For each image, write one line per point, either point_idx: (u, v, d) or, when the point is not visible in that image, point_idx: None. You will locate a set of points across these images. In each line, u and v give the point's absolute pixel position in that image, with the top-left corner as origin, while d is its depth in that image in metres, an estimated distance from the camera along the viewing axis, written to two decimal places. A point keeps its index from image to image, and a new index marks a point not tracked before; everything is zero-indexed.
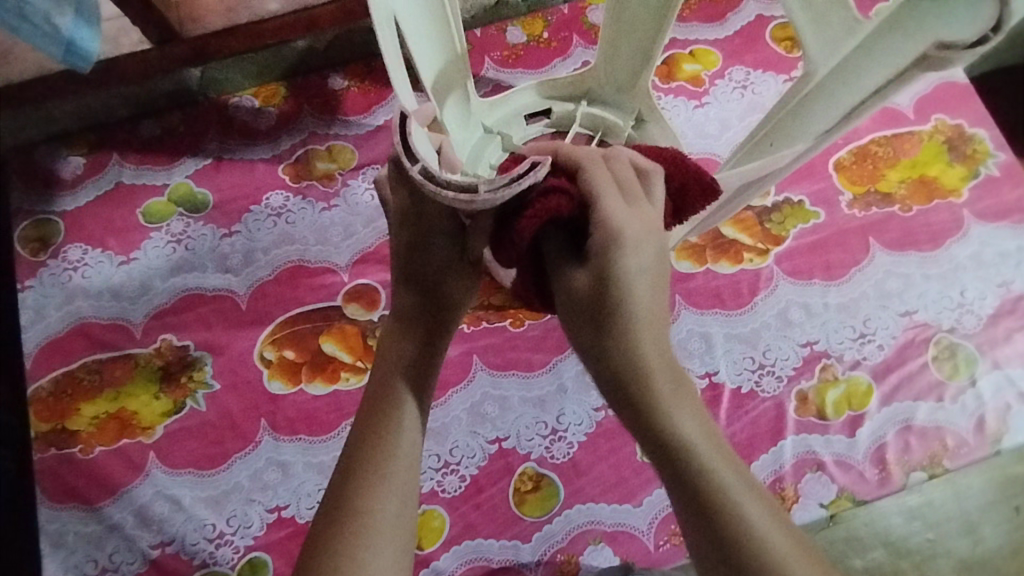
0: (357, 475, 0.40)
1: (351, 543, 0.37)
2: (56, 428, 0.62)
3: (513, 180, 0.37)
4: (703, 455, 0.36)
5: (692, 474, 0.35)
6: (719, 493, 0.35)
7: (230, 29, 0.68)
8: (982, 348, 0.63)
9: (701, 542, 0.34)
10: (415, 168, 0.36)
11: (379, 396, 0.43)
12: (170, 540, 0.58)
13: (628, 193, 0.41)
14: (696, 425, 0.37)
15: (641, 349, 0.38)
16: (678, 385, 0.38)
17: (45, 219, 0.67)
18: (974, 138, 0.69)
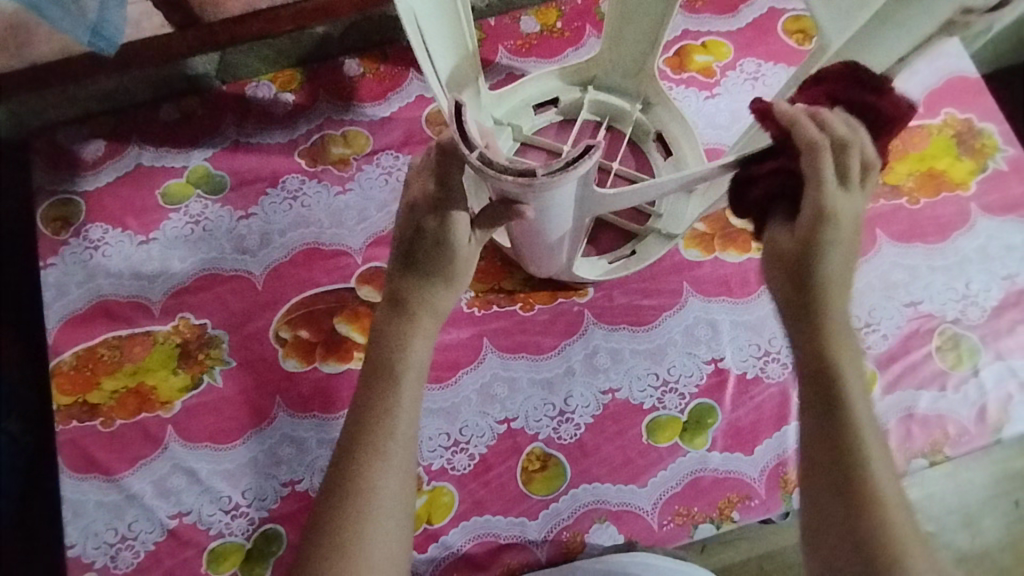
0: (356, 454, 0.44)
1: (357, 519, 0.42)
2: (77, 401, 0.63)
3: (567, 163, 0.41)
4: (858, 417, 0.43)
5: (840, 420, 0.43)
6: (858, 445, 0.42)
7: (253, 14, 0.66)
8: (985, 339, 0.64)
9: (827, 489, 0.42)
10: (473, 155, 0.40)
11: (375, 379, 0.46)
12: (187, 511, 0.60)
13: (847, 179, 0.44)
14: (852, 380, 0.44)
15: (837, 312, 0.45)
16: (846, 357, 0.44)
17: (67, 198, 0.69)
18: (983, 133, 0.70)
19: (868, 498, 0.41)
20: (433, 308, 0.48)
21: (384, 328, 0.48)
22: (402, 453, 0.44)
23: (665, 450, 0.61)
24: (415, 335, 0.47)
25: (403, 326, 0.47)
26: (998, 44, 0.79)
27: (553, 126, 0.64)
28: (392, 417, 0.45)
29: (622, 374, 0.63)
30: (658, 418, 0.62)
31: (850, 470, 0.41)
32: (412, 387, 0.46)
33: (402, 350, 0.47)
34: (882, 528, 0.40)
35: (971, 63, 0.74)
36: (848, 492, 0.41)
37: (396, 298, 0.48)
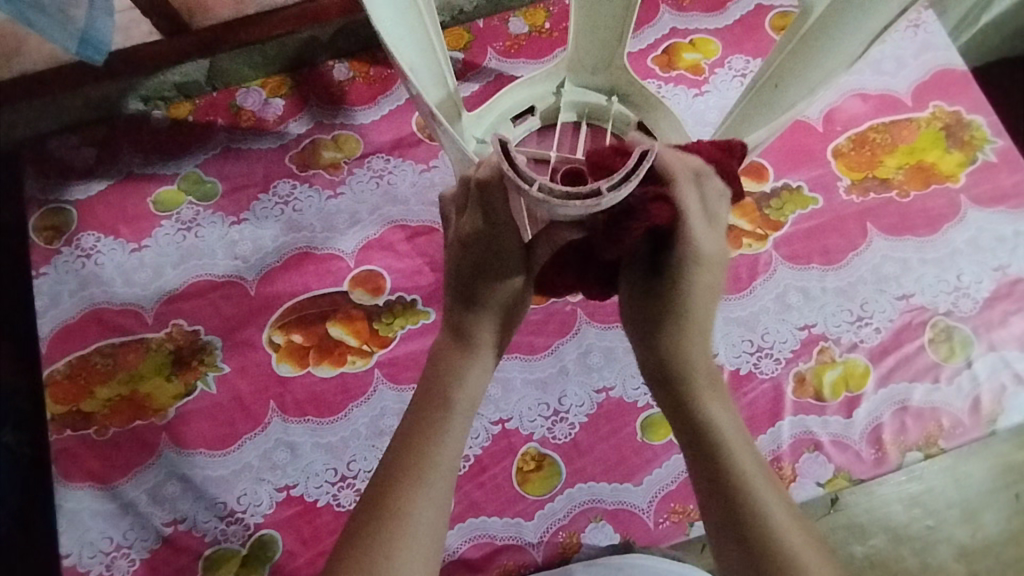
0: (398, 480, 0.43)
1: (390, 543, 0.41)
2: (71, 410, 0.63)
3: (627, 175, 0.43)
4: (722, 429, 0.45)
5: (705, 436, 0.45)
6: (728, 458, 0.44)
7: (242, 21, 0.70)
8: (978, 330, 0.64)
9: (720, 519, 0.43)
10: (535, 189, 0.42)
11: (427, 409, 0.46)
12: (183, 518, 0.60)
13: (710, 212, 0.46)
14: (724, 418, 0.46)
15: (701, 365, 0.47)
16: (707, 380, 0.47)
17: (58, 208, 0.69)
18: (972, 125, 0.70)
19: (744, 499, 0.43)
20: (490, 342, 0.48)
21: (442, 358, 0.48)
22: (443, 484, 0.43)
23: (659, 448, 0.61)
24: (471, 369, 0.47)
25: (461, 360, 0.47)
26: (987, 36, 0.79)
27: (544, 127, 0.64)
28: (441, 447, 0.45)
29: (616, 373, 0.63)
30: (653, 416, 0.62)
31: (727, 478, 0.43)
32: (462, 420, 0.46)
33: (457, 384, 0.46)
34: (763, 521, 0.42)
35: (959, 55, 0.74)
36: (727, 498, 0.43)
37: (453, 331, 0.48)
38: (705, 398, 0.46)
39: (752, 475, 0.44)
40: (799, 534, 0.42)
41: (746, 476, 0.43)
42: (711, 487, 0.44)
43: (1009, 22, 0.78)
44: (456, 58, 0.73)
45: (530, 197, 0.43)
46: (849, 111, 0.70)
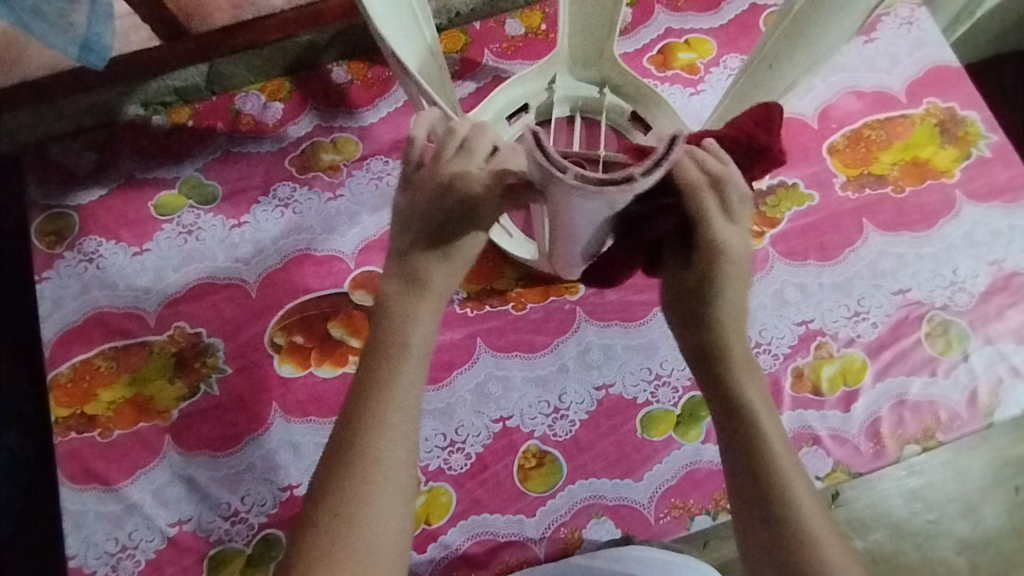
0: (360, 425, 0.46)
1: (362, 486, 0.44)
2: (75, 413, 0.64)
3: (660, 159, 0.42)
4: (766, 427, 0.47)
5: (747, 430, 0.47)
6: (766, 457, 0.46)
7: (236, 26, 0.69)
8: (974, 324, 0.65)
9: (751, 499, 0.45)
10: (570, 178, 0.41)
11: (379, 353, 0.48)
12: (187, 518, 0.61)
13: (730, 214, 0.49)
14: (761, 405, 0.48)
15: (735, 347, 0.50)
16: (749, 379, 0.49)
17: (60, 212, 0.69)
18: (966, 120, 0.71)
19: (783, 497, 0.45)
20: (441, 276, 0.51)
21: (392, 300, 0.50)
22: (404, 421, 0.46)
23: (660, 444, 0.61)
24: (423, 311, 0.50)
25: (412, 299, 0.50)
26: (978, 33, 0.80)
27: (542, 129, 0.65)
28: (396, 390, 0.47)
29: (616, 370, 0.63)
30: (652, 412, 0.62)
31: (767, 474, 0.45)
32: (417, 362, 0.49)
33: (410, 326, 0.49)
34: (799, 518, 0.44)
35: (953, 52, 0.74)
36: (766, 494, 0.45)
37: (404, 275, 0.51)
38: (744, 381, 0.49)
39: (792, 475, 0.45)
40: (832, 534, 0.44)
41: (778, 467, 0.45)
42: (750, 481, 0.46)
43: (1001, 18, 0.78)
44: (454, 60, 0.74)
45: (564, 184, 0.42)
46: (844, 108, 0.71)
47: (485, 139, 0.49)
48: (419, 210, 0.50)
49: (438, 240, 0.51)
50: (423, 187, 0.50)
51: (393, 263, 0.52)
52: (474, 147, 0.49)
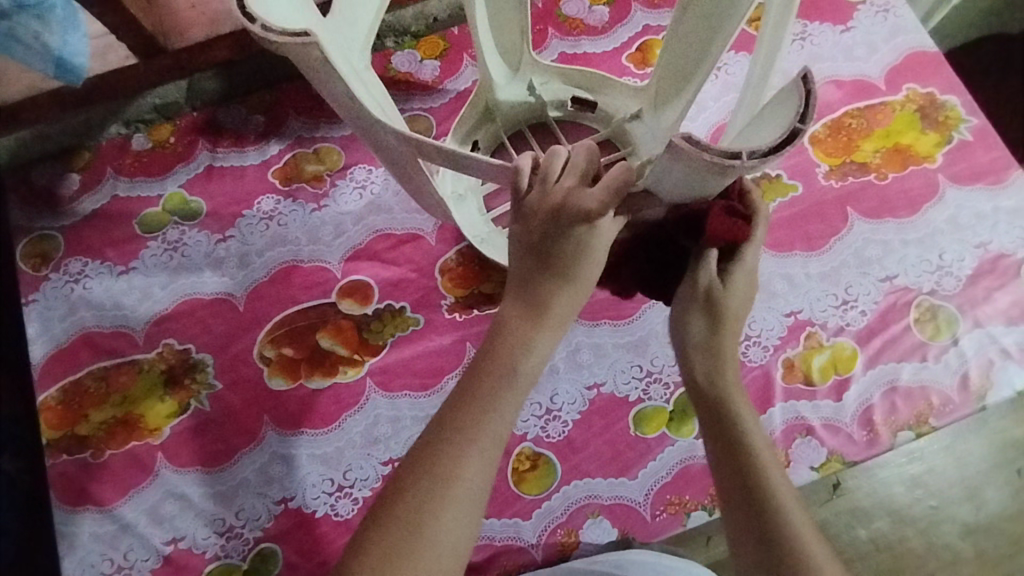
0: (445, 445, 0.42)
1: (433, 505, 0.41)
2: (66, 434, 0.63)
3: (808, 94, 0.37)
4: (748, 427, 0.48)
5: (730, 424, 0.49)
6: (759, 467, 0.46)
7: (212, 40, 0.71)
8: (962, 308, 0.65)
9: (735, 500, 0.46)
10: (750, 162, 0.37)
11: (479, 374, 0.44)
12: (182, 536, 0.60)
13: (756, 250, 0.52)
14: (750, 420, 0.49)
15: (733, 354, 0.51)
16: (742, 402, 0.50)
17: (45, 234, 0.69)
18: (946, 105, 0.71)
19: (768, 496, 0.45)
20: (558, 300, 0.46)
21: (501, 322, 0.46)
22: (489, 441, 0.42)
23: (653, 440, 0.61)
24: (537, 339, 0.45)
25: (526, 326, 0.45)
26: (954, 19, 0.80)
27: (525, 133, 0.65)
28: (491, 412, 0.43)
29: (606, 369, 0.63)
30: (644, 410, 0.62)
31: (744, 466, 0.47)
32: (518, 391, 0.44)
33: (523, 355, 0.44)
34: (782, 512, 0.45)
35: (930, 37, 0.74)
36: (748, 489, 0.46)
37: (525, 301, 0.46)
38: (736, 396, 0.50)
39: (773, 473, 0.46)
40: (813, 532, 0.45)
41: (768, 480, 0.46)
42: (736, 477, 0.47)
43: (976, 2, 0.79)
44: (433, 65, 0.74)
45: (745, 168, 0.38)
46: (823, 98, 0.71)
47: (587, 159, 0.45)
48: (524, 234, 0.46)
49: (553, 265, 0.45)
50: (533, 211, 0.45)
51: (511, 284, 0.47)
52: (585, 169, 0.45)
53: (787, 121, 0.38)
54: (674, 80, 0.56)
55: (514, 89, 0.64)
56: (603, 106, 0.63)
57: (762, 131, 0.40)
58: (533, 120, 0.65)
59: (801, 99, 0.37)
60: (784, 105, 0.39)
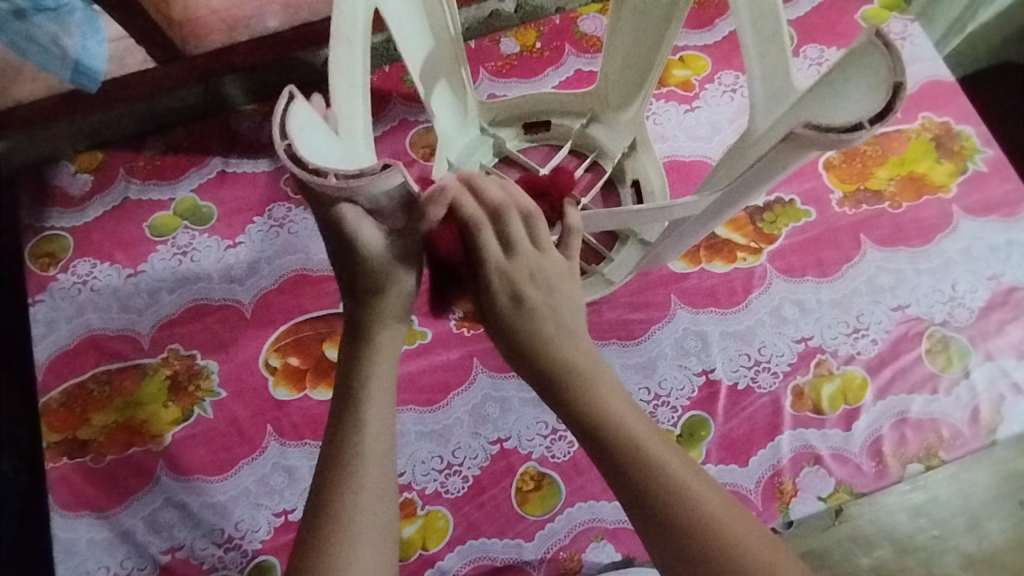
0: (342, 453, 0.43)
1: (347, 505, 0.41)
2: (67, 437, 0.63)
3: (887, 43, 0.37)
4: (617, 408, 0.43)
5: (607, 433, 0.42)
6: (664, 487, 0.41)
7: (230, 47, 0.70)
8: (974, 340, 0.64)
9: (654, 532, 0.41)
10: (868, 132, 0.36)
11: (338, 405, 0.44)
12: (180, 545, 0.60)
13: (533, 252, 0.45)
14: (632, 423, 0.43)
15: (552, 356, 0.44)
16: (602, 396, 0.43)
17: (54, 235, 0.69)
18: (961, 135, 0.71)
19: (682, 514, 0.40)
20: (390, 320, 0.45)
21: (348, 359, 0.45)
22: (375, 471, 0.42)
23: None
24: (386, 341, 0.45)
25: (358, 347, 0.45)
26: (971, 48, 0.80)
27: (539, 149, 0.66)
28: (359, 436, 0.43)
29: None
30: None
31: (635, 461, 0.41)
32: (382, 403, 0.44)
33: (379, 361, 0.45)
34: (688, 499, 0.41)
35: (947, 67, 0.74)
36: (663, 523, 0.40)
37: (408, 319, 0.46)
38: (594, 398, 0.43)
39: (665, 453, 0.42)
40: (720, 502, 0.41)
41: (677, 490, 0.41)
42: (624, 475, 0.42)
43: (991, 33, 0.79)
44: None
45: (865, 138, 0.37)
46: None
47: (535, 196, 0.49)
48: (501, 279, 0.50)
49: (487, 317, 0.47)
50: (353, 263, 0.44)
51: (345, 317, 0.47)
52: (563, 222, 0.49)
53: (880, 78, 0.37)
54: (630, 82, 0.61)
55: (467, 136, 0.63)
56: (558, 124, 0.65)
57: (848, 101, 0.39)
58: (495, 157, 0.65)
59: (886, 54, 0.37)
60: (865, 61, 0.38)
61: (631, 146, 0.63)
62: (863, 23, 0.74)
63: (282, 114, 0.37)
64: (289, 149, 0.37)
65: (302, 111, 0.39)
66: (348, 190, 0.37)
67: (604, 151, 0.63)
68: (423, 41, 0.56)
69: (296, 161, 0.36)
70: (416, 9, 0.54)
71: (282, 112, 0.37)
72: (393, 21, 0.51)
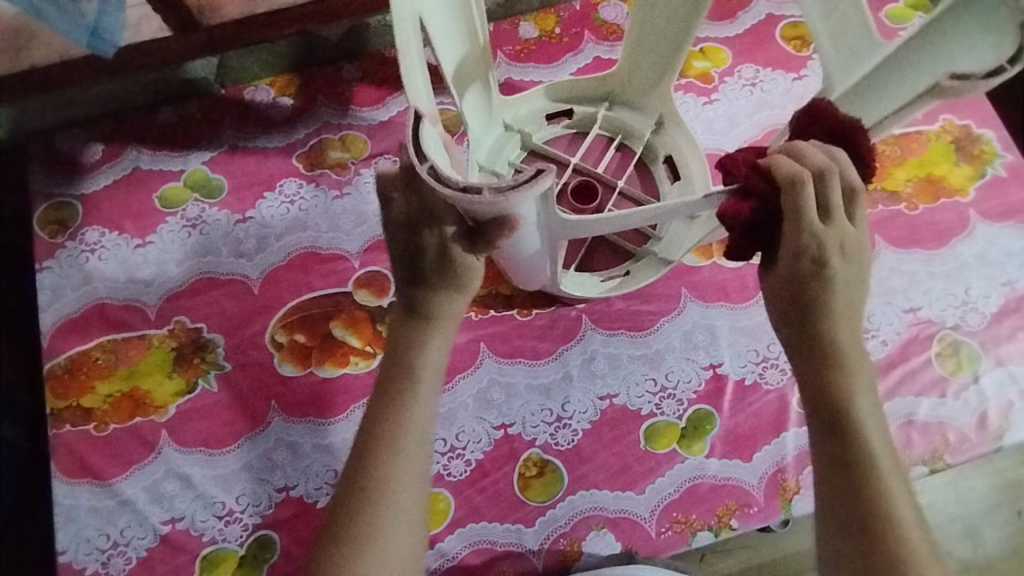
0: (386, 413, 0.45)
1: (386, 454, 0.44)
2: (71, 405, 0.63)
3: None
4: (859, 402, 0.44)
5: (837, 387, 0.44)
6: (870, 461, 0.43)
7: (246, 20, 0.68)
8: (985, 345, 0.64)
9: (839, 500, 0.43)
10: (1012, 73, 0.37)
11: (392, 381, 0.46)
12: (180, 517, 0.60)
13: (824, 208, 0.42)
14: (866, 413, 0.44)
15: (836, 321, 0.45)
16: (855, 367, 0.45)
17: (64, 201, 0.69)
18: (982, 139, 0.70)
19: (886, 518, 0.41)
20: (449, 315, 0.47)
21: (402, 339, 0.47)
22: (418, 450, 0.44)
23: (662, 456, 0.60)
24: (436, 336, 0.47)
25: (417, 332, 0.47)
26: None
27: (562, 137, 0.65)
28: (410, 415, 0.45)
29: (620, 380, 0.63)
30: (656, 424, 0.61)
31: (842, 412, 0.44)
32: (430, 388, 0.46)
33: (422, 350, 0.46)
34: (883, 492, 0.42)
35: None
36: (864, 517, 0.41)
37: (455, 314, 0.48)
38: (852, 371, 0.45)
39: (872, 431, 0.44)
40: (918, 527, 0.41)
41: (889, 510, 0.41)
42: (829, 436, 0.44)
43: None
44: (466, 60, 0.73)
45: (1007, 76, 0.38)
46: None
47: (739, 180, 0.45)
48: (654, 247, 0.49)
49: (807, 304, 0.45)
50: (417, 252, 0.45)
51: (398, 308, 0.48)
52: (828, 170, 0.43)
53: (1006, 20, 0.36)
54: (656, 70, 0.60)
55: (493, 132, 0.61)
56: (581, 110, 0.64)
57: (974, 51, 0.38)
58: (522, 151, 0.62)
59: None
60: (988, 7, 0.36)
61: (657, 124, 0.62)
62: (890, 22, 0.73)
63: (416, 136, 0.39)
64: (431, 170, 0.38)
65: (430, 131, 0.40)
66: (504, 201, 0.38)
67: (630, 132, 0.63)
68: (457, 44, 0.52)
69: (441, 182, 0.38)
70: (451, 7, 0.50)
71: (417, 134, 0.38)
72: (432, 30, 0.48)
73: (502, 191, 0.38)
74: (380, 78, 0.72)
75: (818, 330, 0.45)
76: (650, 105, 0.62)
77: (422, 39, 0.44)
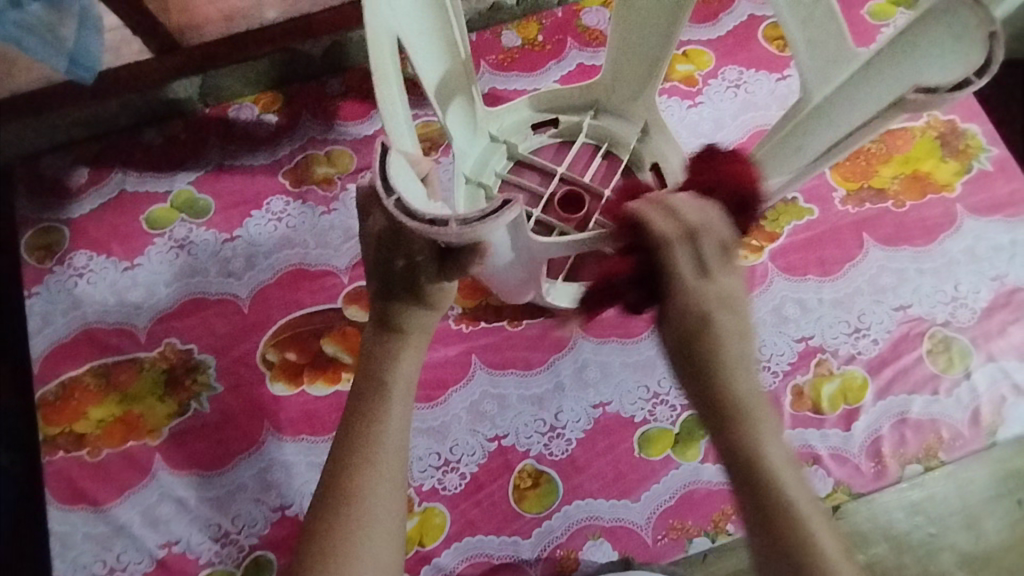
0: (359, 424, 0.45)
1: (358, 464, 0.43)
2: (64, 431, 0.63)
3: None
4: (764, 432, 0.41)
5: (729, 409, 0.41)
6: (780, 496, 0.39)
7: (229, 37, 0.70)
8: (976, 341, 0.64)
9: (759, 530, 0.38)
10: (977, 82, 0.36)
11: (365, 392, 0.46)
12: (176, 540, 0.60)
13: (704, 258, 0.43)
14: (778, 456, 0.40)
15: (726, 344, 0.42)
16: (751, 405, 0.41)
17: (51, 226, 0.69)
18: (967, 133, 0.70)
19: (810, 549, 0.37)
20: (421, 327, 0.48)
21: (371, 352, 0.47)
22: (392, 459, 0.44)
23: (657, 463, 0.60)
24: (405, 350, 0.47)
25: (391, 345, 0.47)
26: None
27: (548, 146, 0.64)
28: (383, 424, 0.45)
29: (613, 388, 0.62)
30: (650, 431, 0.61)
31: (741, 427, 0.41)
32: (401, 399, 0.46)
33: (394, 362, 0.46)
34: (803, 524, 0.38)
35: None
36: (779, 542, 0.37)
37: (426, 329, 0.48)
38: (747, 401, 0.41)
39: (779, 466, 0.40)
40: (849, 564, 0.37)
41: (815, 542, 0.37)
42: (743, 468, 0.40)
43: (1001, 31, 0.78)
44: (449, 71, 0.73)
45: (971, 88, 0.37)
46: None
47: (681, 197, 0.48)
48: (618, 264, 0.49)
49: (698, 332, 0.42)
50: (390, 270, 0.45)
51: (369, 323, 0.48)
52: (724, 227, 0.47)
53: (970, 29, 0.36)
54: (640, 74, 0.59)
55: (478, 145, 0.61)
56: (565, 119, 0.64)
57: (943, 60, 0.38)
58: (508, 161, 0.62)
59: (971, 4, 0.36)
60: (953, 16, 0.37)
61: (643, 130, 0.62)
62: (872, 18, 0.73)
63: (385, 170, 0.37)
64: (399, 204, 0.37)
65: (398, 161, 0.39)
66: (472, 232, 0.38)
67: (617, 139, 0.63)
68: (437, 60, 0.52)
69: (409, 217, 0.37)
70: (429, 24, 0.49)
71: (383, 163, 0.37)
72: (410, 48, 0.48)
73: (468, 223, 0.38)
74: (364, 92, 0.72)
75: (694, 353, 0.42)
76: (635, 112, 0.62)
77: (398, 60, 0.43)
